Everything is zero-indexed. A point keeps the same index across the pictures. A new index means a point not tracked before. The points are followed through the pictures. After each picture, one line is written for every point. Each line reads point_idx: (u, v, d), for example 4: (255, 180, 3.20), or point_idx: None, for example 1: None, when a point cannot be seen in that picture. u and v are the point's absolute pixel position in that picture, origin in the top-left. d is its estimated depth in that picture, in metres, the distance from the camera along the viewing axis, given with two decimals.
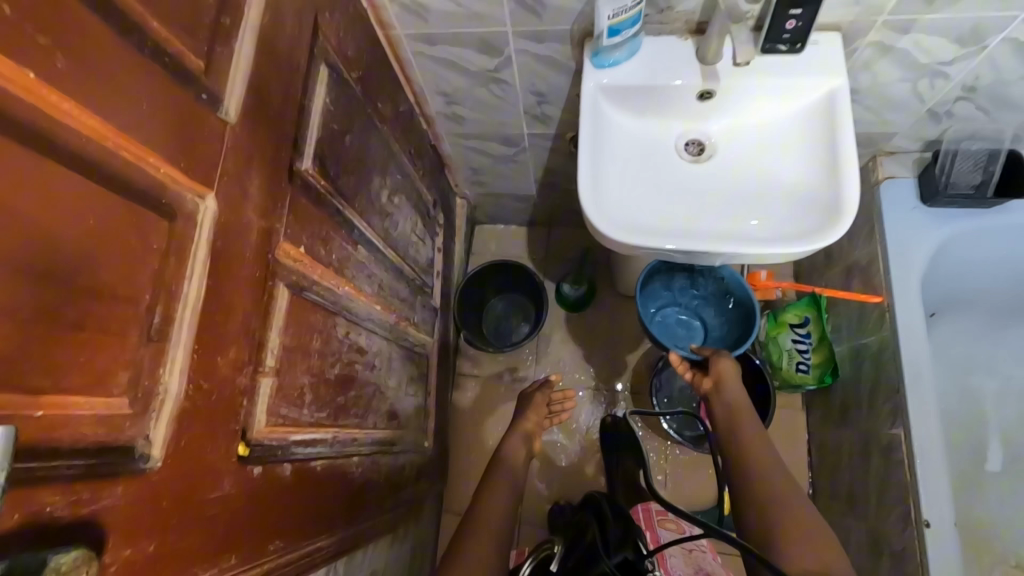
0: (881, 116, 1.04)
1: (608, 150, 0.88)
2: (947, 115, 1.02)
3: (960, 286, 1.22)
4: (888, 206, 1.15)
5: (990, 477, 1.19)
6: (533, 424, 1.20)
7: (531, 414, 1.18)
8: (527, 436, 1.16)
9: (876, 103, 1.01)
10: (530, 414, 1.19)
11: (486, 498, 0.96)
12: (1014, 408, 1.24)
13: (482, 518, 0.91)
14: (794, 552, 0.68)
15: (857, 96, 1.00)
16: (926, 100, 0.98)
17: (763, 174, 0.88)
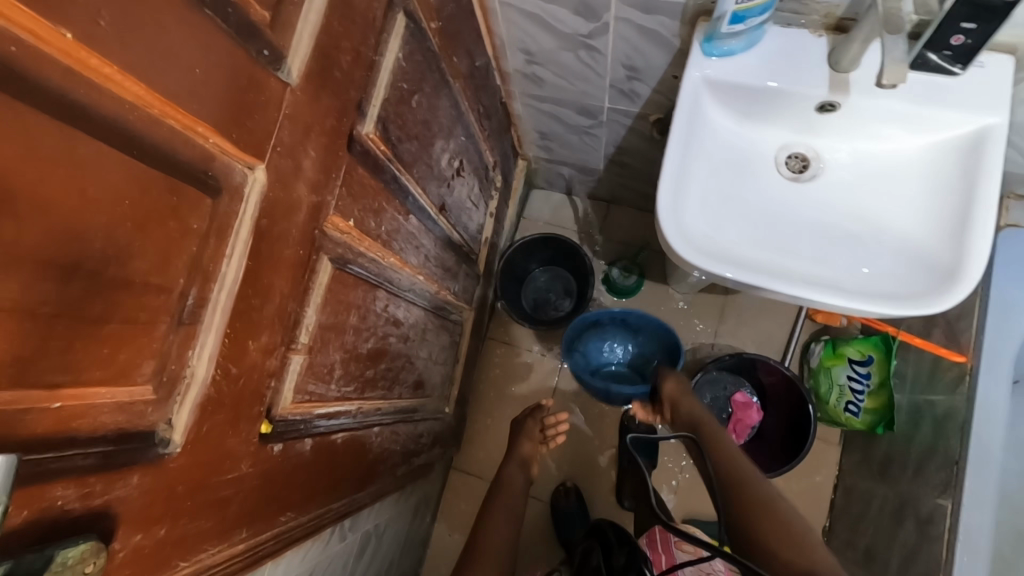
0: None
1: (700, 156, 0.78)
2: None
3: None
4: (1000, 259, 1.01)
5: None
6: (529, 451, 1.34)
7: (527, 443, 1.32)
8: (523, 465, 1.31)
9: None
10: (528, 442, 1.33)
11: (486, 530, 1.13)
12: None
13: (483, 547, 1.09)
14: (762, 527, 0.78)
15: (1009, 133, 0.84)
16: None
17: (872, 210, 0.76)
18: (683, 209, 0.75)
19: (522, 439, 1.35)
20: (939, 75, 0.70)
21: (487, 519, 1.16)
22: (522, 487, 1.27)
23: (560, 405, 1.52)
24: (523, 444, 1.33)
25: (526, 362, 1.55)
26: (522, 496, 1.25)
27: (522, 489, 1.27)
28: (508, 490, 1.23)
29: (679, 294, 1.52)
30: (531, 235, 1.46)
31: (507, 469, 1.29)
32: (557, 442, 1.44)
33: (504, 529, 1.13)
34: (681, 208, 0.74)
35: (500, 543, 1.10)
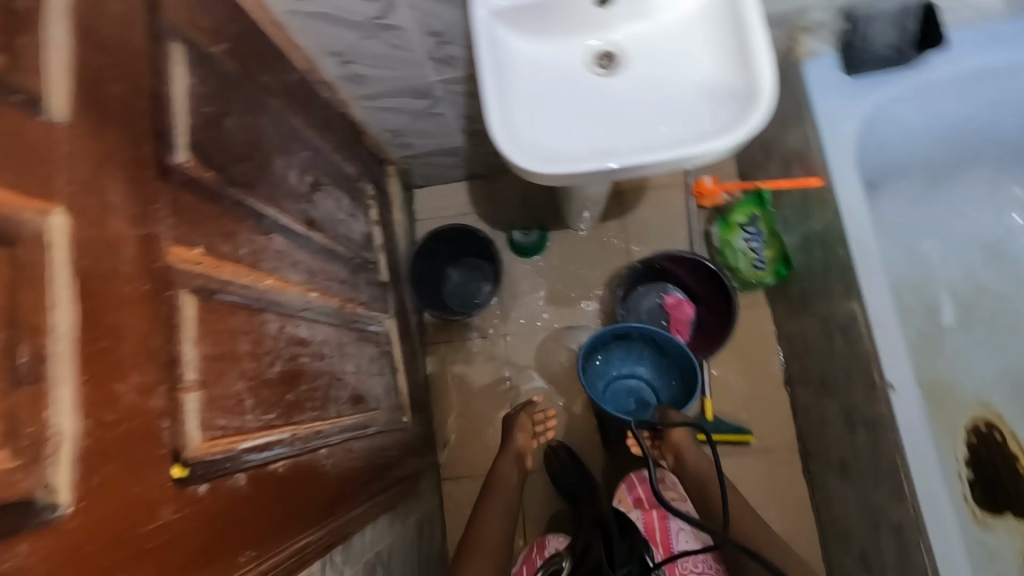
0: None
1: (516, 87, 0.83)
2: None
3: (895, 155, 1.22)
4: (814, 86, 1.12)
5: (947, 331, 1.26)
6: (523, 442, 1.34)
7: (521, 436, 1.32)
8: (518, 456, 1.31)
9: None
10: (521, 436, 1.33)
11: (482, 528, 1.13)
12: (957, 267, 1.29)
13: (481, 543, 1.10)
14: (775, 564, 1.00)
15: None
16: None
17: (678, 74, 0.83)
18: (518, 138, 0.80)
19: (516, 433, 1.35)
20: None
21: (485, 514, 1.16)
22: (517, 480, 1.27)
23: (520, 376, 1.55)
24: (517, 439, 1.32)
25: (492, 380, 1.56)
26: (515, 487, 1.24)
27: (517, 481, 1.27)
28: (507, 483, 1.25)
29: (583, 231, 1.62)
30: (426, 237, 1.51)
31: (502, 463, 1.29)
32: (548, 438, 1.43)
33: (498, 523, 1.14)
34: (517, 137, 0.79)
35: (495, 535, 1.11)
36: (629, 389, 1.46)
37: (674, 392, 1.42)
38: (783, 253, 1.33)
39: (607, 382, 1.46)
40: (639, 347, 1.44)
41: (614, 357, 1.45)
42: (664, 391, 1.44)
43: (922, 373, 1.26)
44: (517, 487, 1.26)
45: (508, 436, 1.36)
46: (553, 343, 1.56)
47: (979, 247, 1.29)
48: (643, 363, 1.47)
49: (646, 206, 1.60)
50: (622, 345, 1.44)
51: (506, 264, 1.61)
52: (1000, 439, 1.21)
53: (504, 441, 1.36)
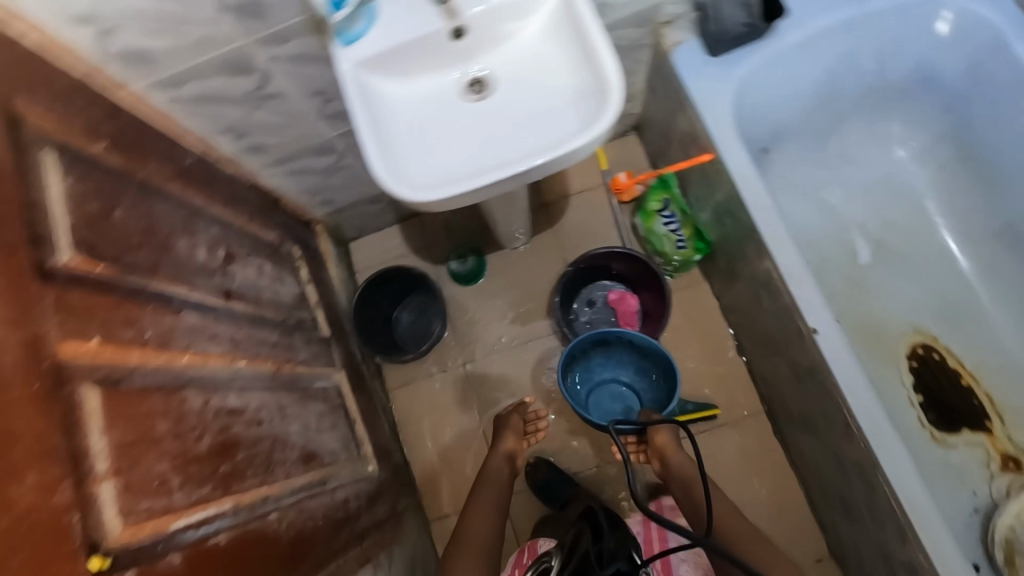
0: None
1: (398, 131, 0.89)
2: None
3: (775, 117, 1.28)
4: (684, 71, 1.20)
5: (868, 269, 1.32)
6: (514, 444, 1.36)
7: (511, 437, 1.34)
8: (509, 457, 1.33)
9: None
10: (511, 436, 1.35)
11: (472, 522, 1.15)
12: (863, 207, 1.35)
13: (471, 539, 1.11)
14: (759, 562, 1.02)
15: None
16: None
17: (542, 86, 0.88)
18: (406, 176, 0.85)
19: (507, 432, 1.38)
20: None
21: (478, 509, 1.18)
22: (508, 475, 1.30)
23: (487, 401, 1.58)
24: (507, 439, 1.34)
25: (461, 411, 1.58)
26: (506, 480, 1.27)
27: (508, 477, 1.29)
28: (495, 478, 1.27)
29: (523, 246, 1.66)
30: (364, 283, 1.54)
31: (492, 461, 1.31)
32: (540, 438, 1.44)
33: (486, 519, 1.16)
34: (405, 174, 0.84)
35: (485, 531, 1.14)
36: (614, 395, 1.48)
37: (657, 394, 1.44)
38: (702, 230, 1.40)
39: (589, 387, 1.49)
40: (617, 352, 1.47)
41: (596, 363, 1.48)
42: (647, 393, 1.47)
43: (853, 314, 1.31)
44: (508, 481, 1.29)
45: (499, 434, 1.38)
46: (513, 361, 1.60)
47: (879, 186, 1.35)
48: (628, 369, 1.49)
49: (573, 212, 1.66)
50: (603, 351, 1.47)
51: (452, 295, 1.65)
52: (939, 357, 1.27)
53: (494, 438, 1.38)
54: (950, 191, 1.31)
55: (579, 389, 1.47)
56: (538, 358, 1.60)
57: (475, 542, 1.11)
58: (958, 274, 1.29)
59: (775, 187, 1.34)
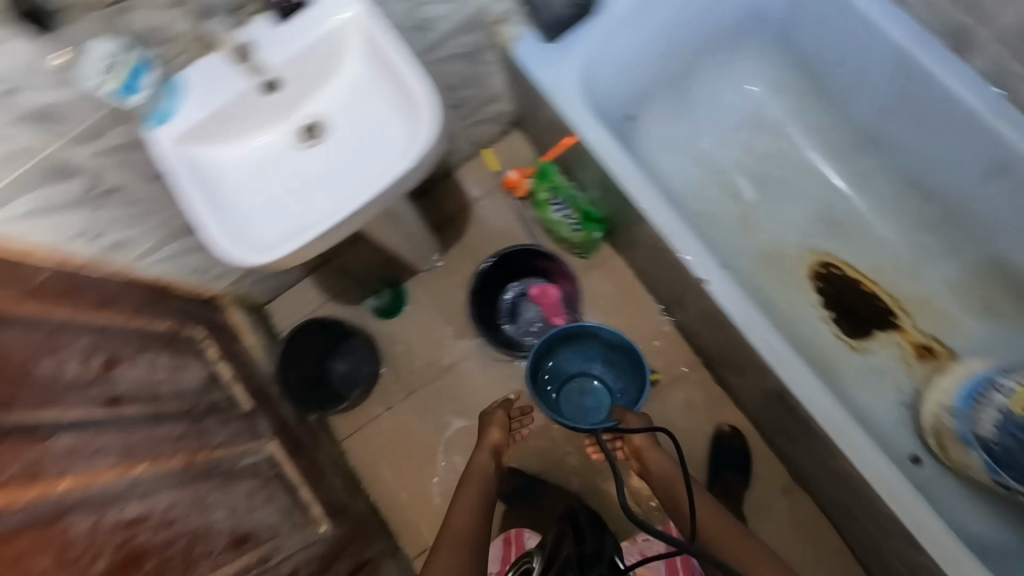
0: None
1: (241, 199, 0.88)
2: None
3: (630, 85, 1.31)
4: (529, 61, 1.22)
5: (754, 206, 1.37)
6: (499, 437, 1.33)
7: (496, 430, 1.30)
8: (494, 450, 1.29)
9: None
10: (493, 431, 1.32)
11: (457, 518, 1.11)
12: (736, 149, 1.39)
13: (457, 535, 1.08)
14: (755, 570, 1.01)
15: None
16: None
17: (368, 117, 0.89)
18: (258, 244, 0.85)
19: (491, 426, 1.34)
20: (304, 9, 0.85)
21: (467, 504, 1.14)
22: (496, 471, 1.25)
23: (438, 426, 1.57)
24: (491, 433, 1.30)
25: (416, 443, 1.57)
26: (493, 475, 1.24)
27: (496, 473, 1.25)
28: (480, 472, 1.23)
29: (438, 265, 1.65)
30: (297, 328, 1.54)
31: (478, 455, 1.27)
32: (521, 433, 1.44)
33: (475, 515, 1.12)
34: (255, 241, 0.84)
35: (472, 528, 1.10)
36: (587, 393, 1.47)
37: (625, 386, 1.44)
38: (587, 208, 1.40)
39: (558, 383, 1.47)
40: (583, 346, 1.46)
41: (563, 358, 1.47)
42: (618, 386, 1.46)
43: (751, 252, 1.35)
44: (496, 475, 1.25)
45: (483, 429, 1.34)
46: (455, 380, 1.60)
47: (746, 125, 1.40)
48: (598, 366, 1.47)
49: (477, 220, 1.66)
50: (571, 346, 1.45)
51: (379, 332, 1.63)
52: (838, 273, 1.32)
53: (478, 434, 1.35)
54: (808, 113, 1.36)
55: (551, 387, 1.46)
56: (478, 371, 1.60)
57: (461, 538, 1.07)
58: (834, 188, 1.34)
59: (644, 152, 1.38)
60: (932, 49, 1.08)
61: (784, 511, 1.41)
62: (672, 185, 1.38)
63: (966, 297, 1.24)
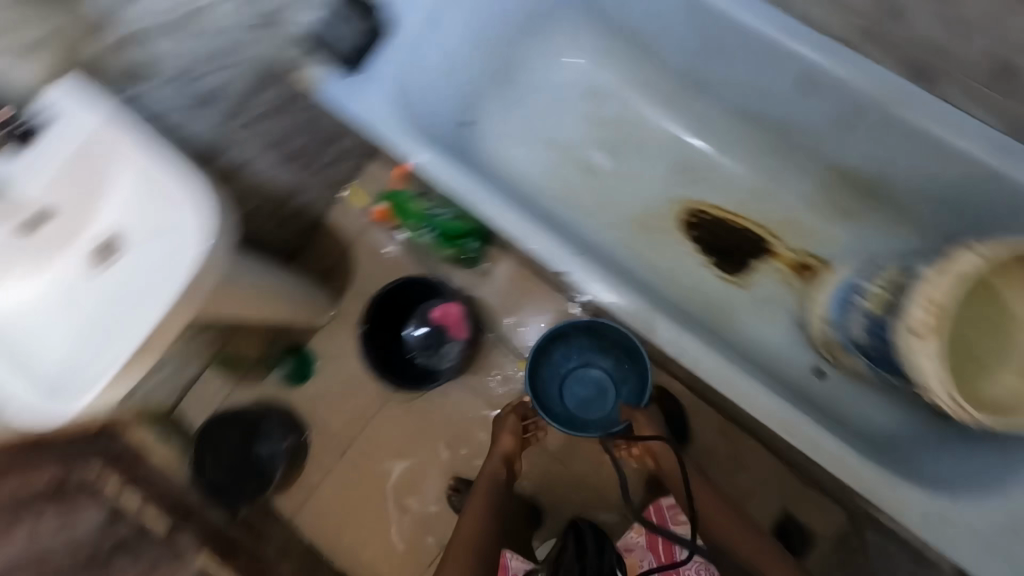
0: (249, 60, 1.06)
1: (38, 347, 0.82)
2: (279, 14, 1.04)
3: (451, 94, 1.30)
4: (336, 95, 1.14)
5: (610, 175, 1.37)
6: (511, 443, 1.31)
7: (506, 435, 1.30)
8: (506, 457, 1.30)
9: (229, 61, 1.02)
10: (506, 436, 1.31)
11: (462, 523, 1.20)
12: (579, 124, 1.39)
13: (459, 544, 1.17)
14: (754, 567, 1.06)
15: (211, 70, 1.00)
16: (244, 21, 0.99)
17: (141, 215, 0.83)
18: (67, 386, 0.78)
19: (505, 431, 1.33)
20: (41, 137, 0.81)
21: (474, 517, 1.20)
22: (507, 479, 1.28)
23: (382, 475, 1.54)
24: (505, 438, 1.30)
25: (364, 497, 1.54)
26: (504, 483, 1.27)
27: (506, 480, 1.29)
28: (493, 478, 1.27)
29: (336, 316, 1.61)
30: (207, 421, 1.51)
31: (492, 462, 1.29)
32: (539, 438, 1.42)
33: (483, 522, 1.19)
34: (59, 386, 0.79)
35: (474, 538, 1.18)
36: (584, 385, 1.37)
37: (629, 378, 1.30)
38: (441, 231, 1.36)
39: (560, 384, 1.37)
40: (580, 342, 1.36)
41: (558, 357, 1.37)
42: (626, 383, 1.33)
43: (621, 221, 1.35)
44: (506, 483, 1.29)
45: (497, 434, 1.34)
46: (385, 424, 1.57)
47: (580, 97, 1.39)
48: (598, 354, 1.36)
49: (361, 261, 1.63)
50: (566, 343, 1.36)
51: (297, 401, 1.58)
52: (705, 217, 1.34)
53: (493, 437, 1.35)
54: (633, 71, 1.36)
55: (547, 384, 1.35)
56: (405, 409, 1.57)
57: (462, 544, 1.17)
58: (677, 137, 1.35)
59: (490, 153, 1.37)
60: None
61: (724, 452, 1.44)
62: (526, 178, 1.37)
63: (821, 208, 1.28)
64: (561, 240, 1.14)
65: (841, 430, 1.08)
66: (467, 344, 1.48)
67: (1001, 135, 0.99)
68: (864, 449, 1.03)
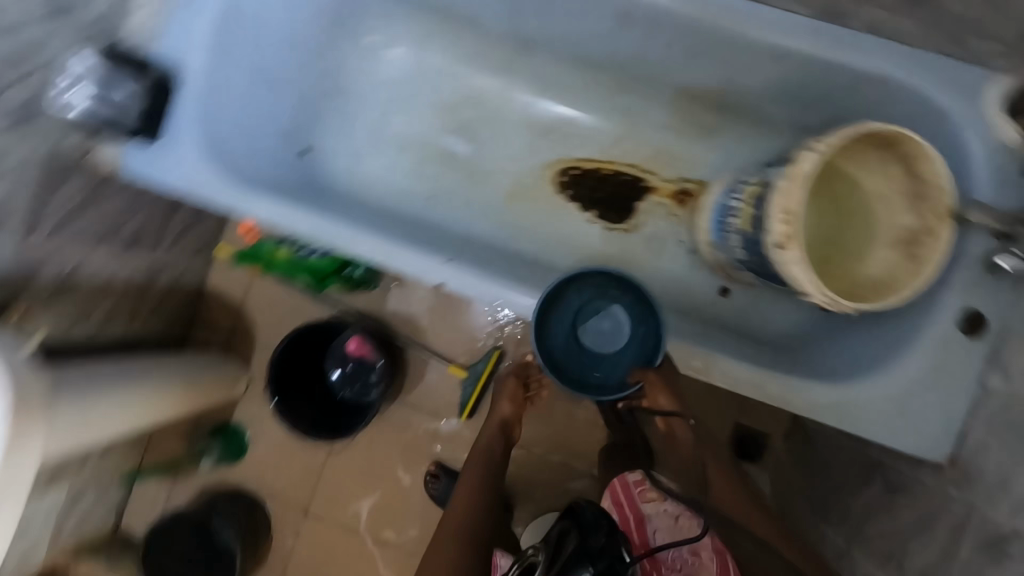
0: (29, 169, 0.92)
1: None
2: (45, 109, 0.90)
3: (277, 126, 1.20)
4: (144, 169, 1.05)
5: (474, 160, 1.31)
6: (508, 409, 1.28)
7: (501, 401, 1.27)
8: (503, 421, 1.27)
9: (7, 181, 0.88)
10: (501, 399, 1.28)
11: (464, 485, 1.16)
12: (425, 117, 1.32)
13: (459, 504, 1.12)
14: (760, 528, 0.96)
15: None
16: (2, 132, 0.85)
17: None
18: None
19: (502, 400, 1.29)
20: None
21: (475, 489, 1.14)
22: (504, 450, 1.23)
23: (352, 520, 1.51)
24: (500, 402, 1.27)
25: (343, 548, 1.51)
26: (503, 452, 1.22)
27: (503, 451, 1.23)
28: (492, 450, 1.22)
29: (252, 381, 1.53)
30: (150, 535, 1.43)
31: (488, 433, 1.25)
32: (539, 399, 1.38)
33: (486, 481, 1.16)
34: None
35: (473, 497, 1.13)
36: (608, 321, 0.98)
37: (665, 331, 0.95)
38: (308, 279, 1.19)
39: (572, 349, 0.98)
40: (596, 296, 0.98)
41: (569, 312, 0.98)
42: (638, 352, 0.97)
43: (498, 203, 1.30)
44: (504, 454, 1.22)
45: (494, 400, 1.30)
46: (339, 470, 1.53)
47: (417, 87, 1.31)
48: (628, 286, 0.98)
49: (259, 318, 1.54)
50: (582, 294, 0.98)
51: (242, 479, 1.52)
52: (577, 173, 1.31)
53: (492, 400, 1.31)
54: (465, 45, 1.28)
55: (556, 344, 0.97)
56: (354, 449, 1.53)
57: (462, 506, 1.12)
58: (529, 102, 1.30)
59: (342, 172, 1.28)
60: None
61: None
62: (388, 187, 1.29)
63: (684, 133, 1.26)
64: (432, 250, 1.10)
65: (746, 348, 1.11)
66: (383, 375, 1.41)
67: (816, 22, 0.98)
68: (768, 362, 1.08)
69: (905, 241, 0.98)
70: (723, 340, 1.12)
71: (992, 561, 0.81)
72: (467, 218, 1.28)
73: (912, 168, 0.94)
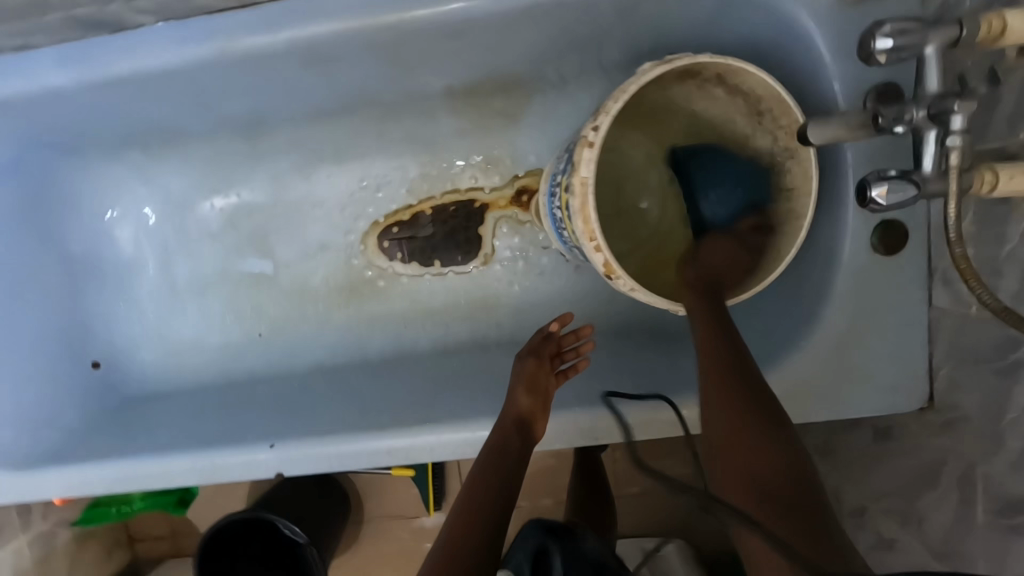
0: None
1: None
2: None
3: (47, 358, 1.00)
4: None
5: (280, 269, 1.09)
6: (531, 399, 0.80)
7: (519, 385, 0.81)
8: (524, 417, 0.79)
9: None
10: (519, 384, 0.82)
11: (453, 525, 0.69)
12: (204, 250, 1.09)
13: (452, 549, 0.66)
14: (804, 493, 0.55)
15: None
16: None
17: None
18: None
19: (520, 381, 0.82)
20: None
21: (468, 520, 0.69)
22: (519, 456, 0.76)
23: None
24: (515, 390, 0.81)
25: None
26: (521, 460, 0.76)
27: (519, 459, 0.76)
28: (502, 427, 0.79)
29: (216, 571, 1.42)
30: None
31: (491, 437, 0.78)
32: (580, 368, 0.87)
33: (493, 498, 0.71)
34: None
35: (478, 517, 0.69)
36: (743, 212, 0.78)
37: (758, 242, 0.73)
38: (164, 510, 1.08)
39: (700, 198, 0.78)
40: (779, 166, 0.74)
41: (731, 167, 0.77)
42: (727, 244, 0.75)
43: (332, 301, 1.09)
44: (520, 464, 0.75)
45: (515, 380, 0.83)
46: None
47: (177, 225, 1.08)
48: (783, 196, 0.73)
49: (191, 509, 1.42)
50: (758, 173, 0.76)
51: None
52: (396, 228, 1.07)
53: (516, 378, 0.83)
54: (194, 154, 1.04)
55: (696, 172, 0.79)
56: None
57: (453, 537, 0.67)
58: (300, 177, 1.06)
59: (152, 361, 1.09)
60: (105, 47, 0.79)
61: None
62: (209, 348, 1.09)
63: (485, 129, 1.02)
64: (263, 426, 0.92)
65: (659, 379, 0.88)
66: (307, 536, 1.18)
67: None
68: (687, 376, 0.87)
69: (769, 167, 0.75)
70: (634, 372, 0.90)
71: (1010, 532, 0.62)
72: (309, 337, 1.09)
73: (729, 85, 0.72)
